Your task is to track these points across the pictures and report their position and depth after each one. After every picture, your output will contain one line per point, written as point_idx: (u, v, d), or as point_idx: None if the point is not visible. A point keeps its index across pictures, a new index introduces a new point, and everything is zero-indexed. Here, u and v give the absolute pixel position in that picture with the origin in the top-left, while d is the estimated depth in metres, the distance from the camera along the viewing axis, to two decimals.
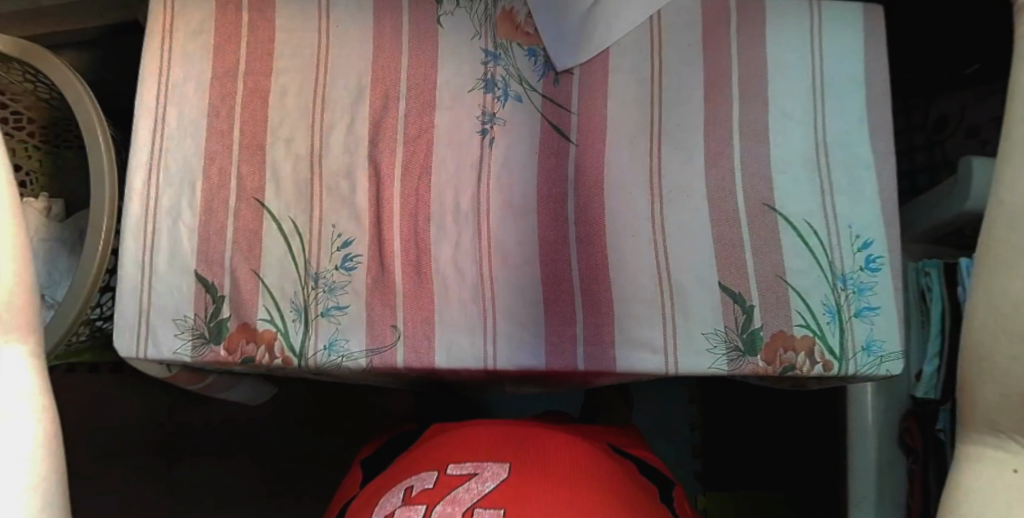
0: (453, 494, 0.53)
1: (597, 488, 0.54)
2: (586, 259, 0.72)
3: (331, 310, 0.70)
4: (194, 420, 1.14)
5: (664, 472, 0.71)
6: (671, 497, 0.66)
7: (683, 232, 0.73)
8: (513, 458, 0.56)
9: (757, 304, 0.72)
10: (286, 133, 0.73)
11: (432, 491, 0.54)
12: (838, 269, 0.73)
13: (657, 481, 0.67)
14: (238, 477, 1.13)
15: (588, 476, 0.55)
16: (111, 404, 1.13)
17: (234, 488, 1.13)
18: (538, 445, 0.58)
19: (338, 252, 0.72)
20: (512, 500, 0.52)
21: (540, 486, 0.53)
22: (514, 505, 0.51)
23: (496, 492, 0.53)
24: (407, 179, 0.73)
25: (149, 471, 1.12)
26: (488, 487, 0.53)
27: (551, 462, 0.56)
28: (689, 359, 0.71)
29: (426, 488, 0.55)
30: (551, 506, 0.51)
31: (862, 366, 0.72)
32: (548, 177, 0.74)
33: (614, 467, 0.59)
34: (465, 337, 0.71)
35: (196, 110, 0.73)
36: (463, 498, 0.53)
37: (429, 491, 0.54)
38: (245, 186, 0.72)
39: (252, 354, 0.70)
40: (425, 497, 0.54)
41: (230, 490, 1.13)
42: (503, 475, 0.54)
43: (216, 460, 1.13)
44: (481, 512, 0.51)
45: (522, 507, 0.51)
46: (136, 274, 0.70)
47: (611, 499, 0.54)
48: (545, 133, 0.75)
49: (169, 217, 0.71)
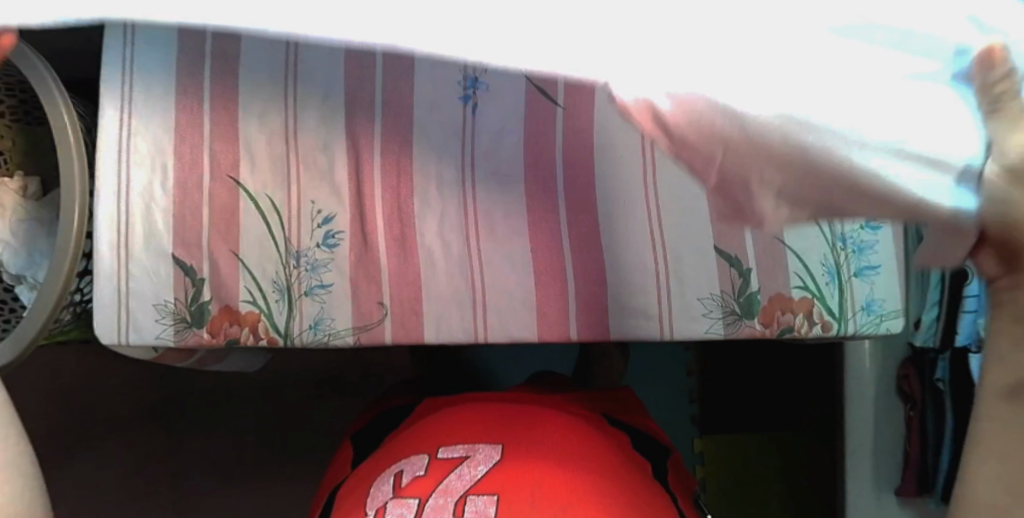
0: (445, 482, 0.52)
1: (592, 469, 0.54)
2: (576, 228, 0.70)
3: (315, 289, 0.68)
4: (190, 396, 1.13)
5: (661, 439, 0.71)
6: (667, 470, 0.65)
7: (679, 193, 0.70)
8: (504, 439, 0.56)
9: (753, 267, 0.70)
10: (258, 108, 0.70)
11: (423, 479, 0.53)
12: (838, 228, 0.71)
13: (652, 450, 0.67)
14: (237, 448, 1.13)
15: (582, 458, 0.55)
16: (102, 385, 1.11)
17: (233, 460, 1.13)
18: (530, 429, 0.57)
19: (319, 228, 0.69)
20: (505, 485, 0.51)
21: (534, 470, 0.52)
22: (507, 490, 0.50)
23: (489, 477, 0.52)
24: (388, 150, 0.69)
25: (145, 446, 1.12)
26: (480, 471, 0.52)
27: (545, 445, 0.55)
28: (684, 324, 0.70)
29: (417, 475, 0.54)
30: (545, 488, 0.51)
31: (861, 325, 0.71)
32: (535, 144, 0.70)
33: (607, 446, 0.58)
34: (456, 312, 0.69)
35: (162, 84, 0.69)
36: (455, 485, 0.52)
37: (421, 479, 0.53)
38: (219, 163, 0.69)
39: (236, 337, 0.68)
40: (417, 487, 0.52)
41: (229, 462, 1.13)
42: (495, 457, 0.53)
43: (214, 433, 1.13)
44: (474, 499, 0.50)
45: (515, 491, 0.50)
46: (112, 261, 0.68)
47: (606, 479, 0.53)
48: (531, 96, 0.69)
49: (143, 199, 0.68)
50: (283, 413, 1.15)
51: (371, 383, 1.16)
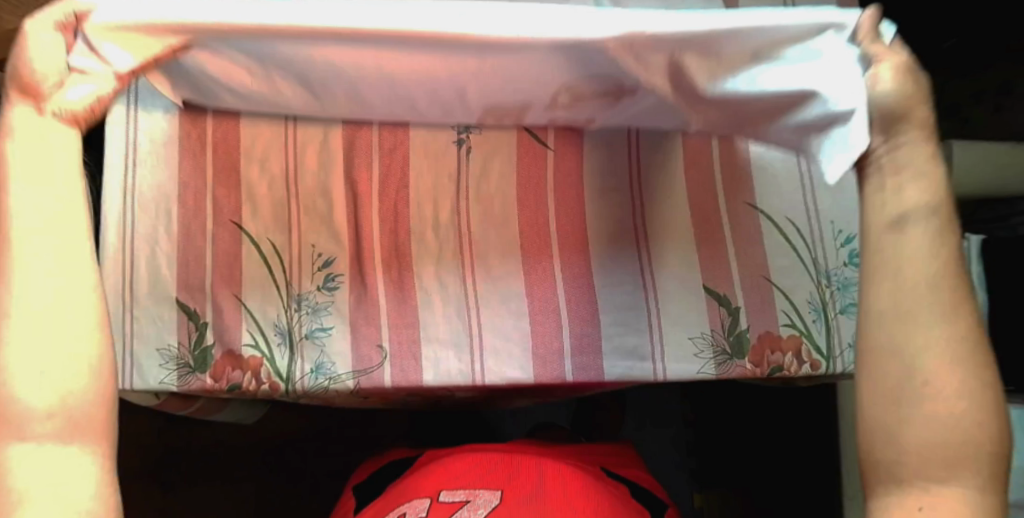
0: None
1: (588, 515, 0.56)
2: (569, 272, 0.72)
3: (315, 332, 0.70)
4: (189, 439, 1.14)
5: (656, 492, 0.72)
6: None
7: (665, 236, 0.73)
8: (505, 485, 0.58)
9: (742, 305, 0.72)
10: (259, 152, 0.72)
11: None
12: (822, 267, 0.74)
13: (648, 501, 0.68)
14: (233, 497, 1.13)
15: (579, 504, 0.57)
16: None
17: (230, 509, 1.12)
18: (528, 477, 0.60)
19: (319, 272, 0.71)
20: None
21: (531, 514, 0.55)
22: None
23: None
24: (385, 196, 0.72)
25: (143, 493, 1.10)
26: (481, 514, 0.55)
27: (542, 494, 0.57)
28: (678, 364, 0.71)
29: None
30: None
31: (849, 363, 0.72)
32: (529, 190, 0.73)
33: (602, 492, 0.61)
34: (453, 352, 0.70)
35: (165, 130, 0.71)
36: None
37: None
38: (221, 208, 0.71)
39: (239, 382, 0.69)
40: None
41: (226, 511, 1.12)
42: (495, 502, 0.56)
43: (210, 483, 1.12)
44: None
45: None
46: (117, 302, 0.69)
47: None
48: (523, 143, 0.73)
49: (146, 243, 0.70)
50: (282, 457, 1.14)
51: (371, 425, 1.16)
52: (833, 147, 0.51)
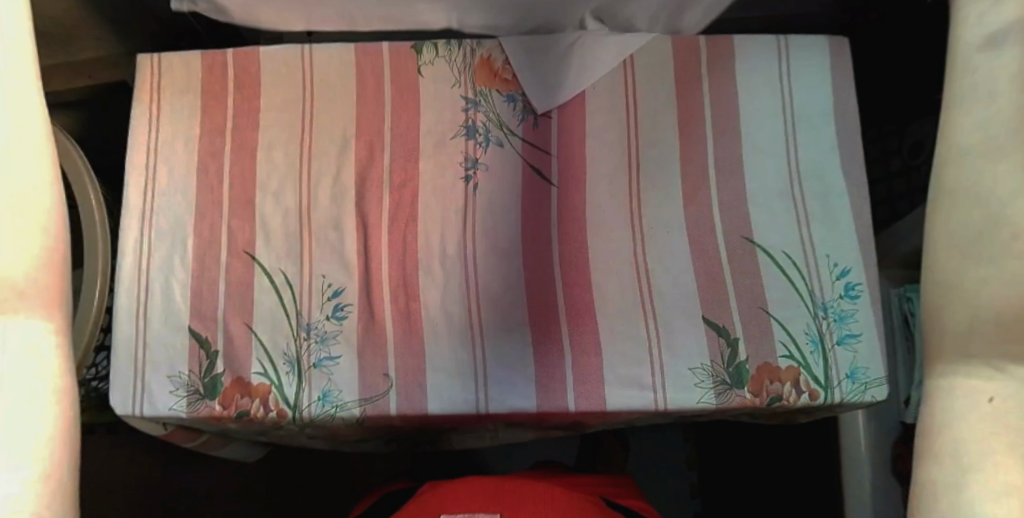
0: None
1: None
2: (571, 302, 0.74)
3: (323, 360, 0.72)
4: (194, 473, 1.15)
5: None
6: None
7: (664, 268, 0.75)
8: None
9: (741, 336, 0.74)
10: (274, 186, 0.75)
11: None
12: (818, 299, 0.75)
13: None
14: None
15: None
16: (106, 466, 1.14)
17: None
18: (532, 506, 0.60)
19: (328, 302, 0.73)
20: None
21: None
22: None
23: None
24: (394, 228, 0.74)
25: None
26: None
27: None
28: (678, 393, 0.72)
29: None
30: None
31: (847, 394, 0.74)
32: (533, 222, 0.76)
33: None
34: (457, 381, 0.72)
35: (187, 166, 0.75)
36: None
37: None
38: (235, 240, 0.74)
39: (247, 409, 0.71)
40: None
41: None
42: None
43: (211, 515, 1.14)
44: None
45: None
46: (131, 329, 0.72)
47: None
48: (527, 178, 0.77)
49: (163, 273, 0.73)
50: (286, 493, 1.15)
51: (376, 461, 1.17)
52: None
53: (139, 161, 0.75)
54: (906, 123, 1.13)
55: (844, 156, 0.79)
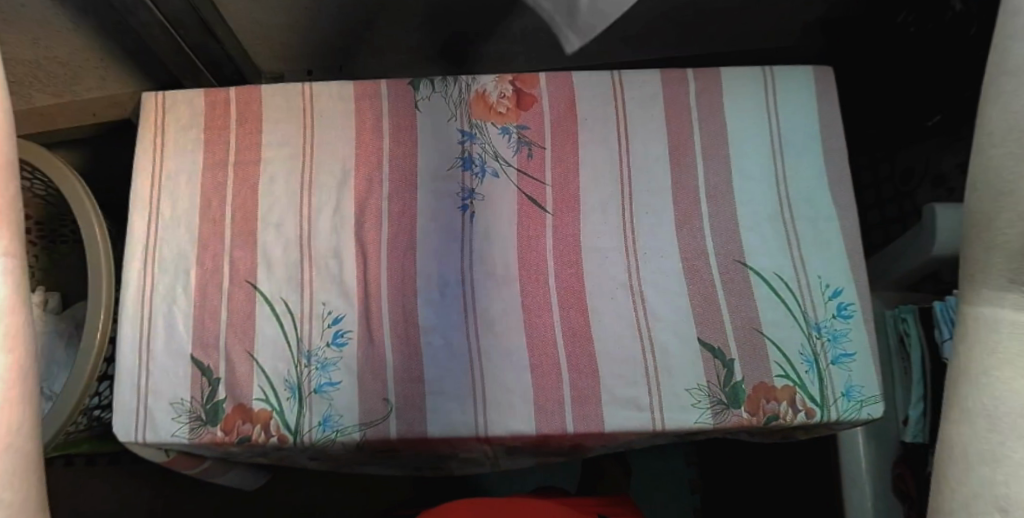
0: None
1: None
2: (568, 326, 0.75)
3: (324, 387, 0.72)
4: (194, 506, 1.15)
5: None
6: None
7: (659, 291, 0.76)
8: None
9: (736, 357, 0.75)
10: (276, 217, 0.77)
11: None
12: (811, 319, 0.77)
13: None
14: None
15: None
16: (106, 499, 1.14)
17: None
18: None
19: (328, 328, 0.74)
20: None
21: None
22: None
23: None
24: (393, 257, 0.76)
25: None
26: None
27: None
28: (675, 414, 0.73)
29: None
30: None
31: (843, 412, 0.75)
32: (528, 248, 0.77)
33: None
34: (455, 405, 0.72)
35: (190, 199, 0.77)
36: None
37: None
38: (237, 269, 0.75)
39: (248, 434, 0.71)
40: None
41: None
42: None
43: None
44: None
45: None
46: (133, 358, 0.73)
47: None
48: (523, 206, 0.78)
49: (165, 303, 0.74)
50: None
51: (377, 493, 1.16)
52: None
53: (143, 194, 0.77)
54: (894, 151, 1.18)
55: (832, 180, 0.81)
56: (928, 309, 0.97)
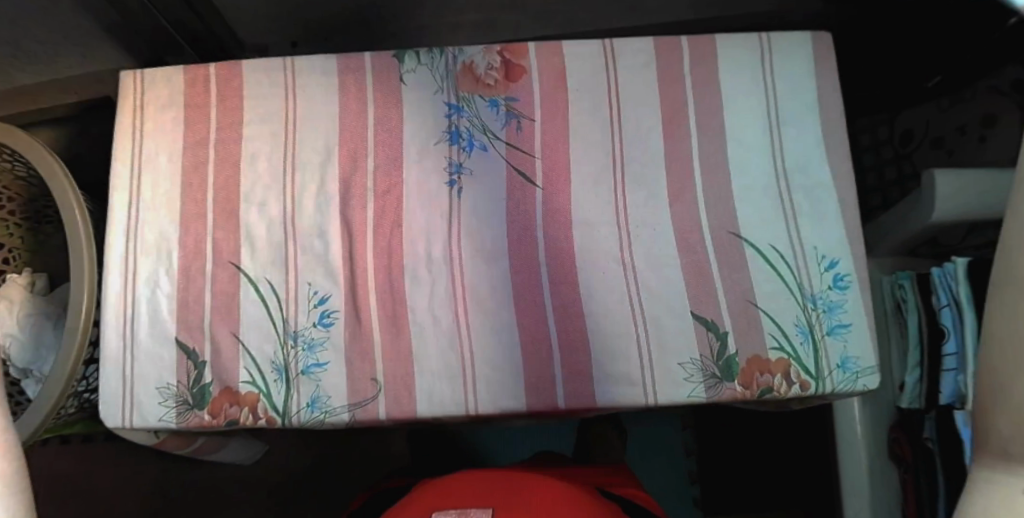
0: None
1: None
2: (559, 301, 0.74)
3: (311, 367, 0.71)
4: (193, 481, 1.15)
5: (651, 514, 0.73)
6: None
7: (651, 265, 0.75)
8: (498, 507, 0.59)
9: (730, 330, 0.74)
10: (259, 197, 0.75)
11: None
12: (808, 291, 0.75)
13: None
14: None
15: None
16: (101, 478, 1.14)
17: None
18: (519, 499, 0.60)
19: (315, 309, 0.73)
20: None
21: None
22: None
23: None
24: (379, 235, 0.74)
25: None
26: None
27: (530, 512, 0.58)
28: (667, 388, 0.72)
29: None
30: None
31: (838, 384, 0.74)
32: (517, 223, 0.75)
33: (591, 511, 0.61)
34: (445, 383, 0.72)
35: (171, 179, 0.75)
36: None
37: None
38: (220, 250, 0.74)
39: (236, 417, 0.71)
40: None
41: None
42: None
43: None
44: None
45: None
46: (117, 343, 0.71)
47: None
48: (512, 180, 0.76)
49: (149, 287, 0.73)
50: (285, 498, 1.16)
51: (373, 465, 1.16)
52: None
53: (122, 175, 0.75)
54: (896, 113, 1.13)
55: (830, 147, 0.79)
56: (927, 277, 0.98)
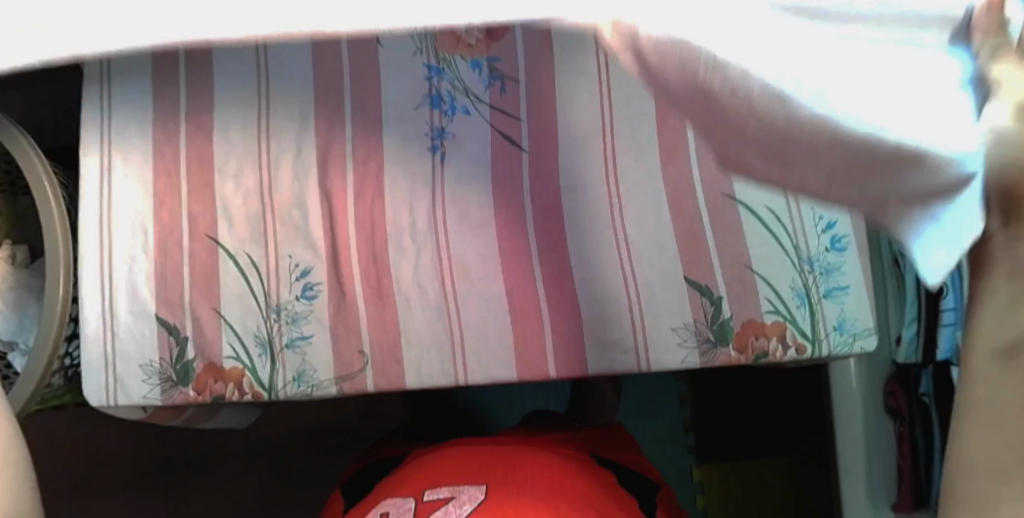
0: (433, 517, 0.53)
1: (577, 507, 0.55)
2: (550, 269, 0.72)
3: (295, 341, 0.70)
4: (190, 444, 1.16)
5: (646, 476, 0.73)
6: (652, 510, 0.65)
7: (643, 230, 0.72)
8: (493, 480, 0.57)
9: (724, 294, 0.72)
10: (233, 168, 0.72)
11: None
12: (804, 253, 0.73)
13: (638, 490, 0.68)
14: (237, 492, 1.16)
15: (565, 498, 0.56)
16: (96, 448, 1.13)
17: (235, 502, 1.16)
18: (513, 472, 0.59)
19: (297, 282, 0.71)
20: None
21: (516, 505, 0.53)
22: None
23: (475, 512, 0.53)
24: (360, 204, 0.72)
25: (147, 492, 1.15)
26: (467, 509, 0.53)
27: (526, 486, 0.56)
28: (660, 354, 0.71)
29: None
30: None
31: (835, 346, 0.73)
32: (504, 191, 0.73)
33: (587, 480, 0.61)
34: (435, 354, 0.70)
35: (142, 150, 0.72)
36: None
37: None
38: (197, 224, 0.71)
39: (221, 393, 0.70)
40: None
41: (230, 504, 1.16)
42: (481, 495, 0.55)
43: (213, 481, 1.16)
44: None
45: None
46: (96, 324, 0.70)
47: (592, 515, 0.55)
48: (497, 145, 0.73)
49: (128, 263, 0.71)
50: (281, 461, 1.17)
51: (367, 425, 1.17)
52: (933, 226, 0.33)
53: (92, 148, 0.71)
54: None
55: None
56: None
